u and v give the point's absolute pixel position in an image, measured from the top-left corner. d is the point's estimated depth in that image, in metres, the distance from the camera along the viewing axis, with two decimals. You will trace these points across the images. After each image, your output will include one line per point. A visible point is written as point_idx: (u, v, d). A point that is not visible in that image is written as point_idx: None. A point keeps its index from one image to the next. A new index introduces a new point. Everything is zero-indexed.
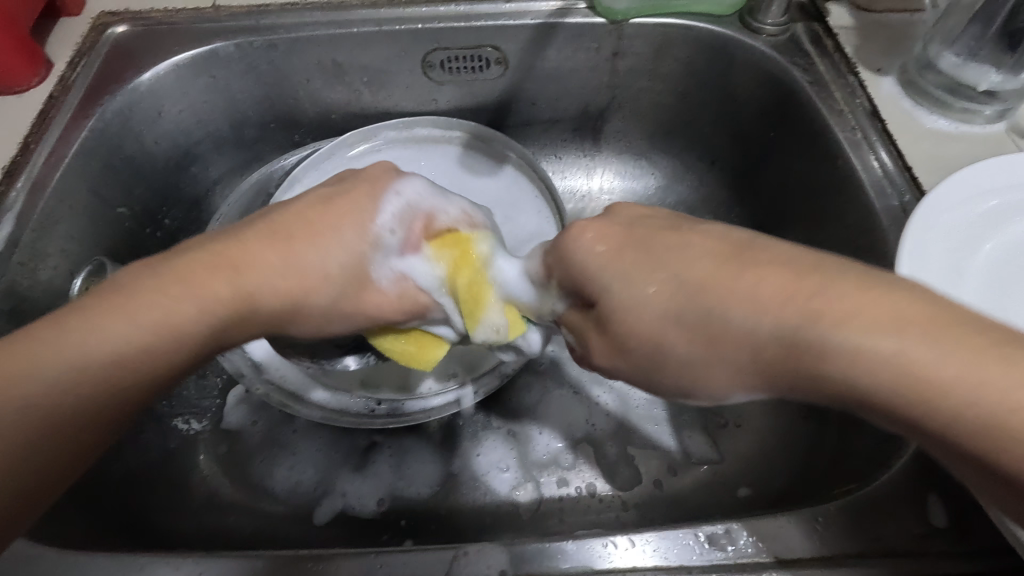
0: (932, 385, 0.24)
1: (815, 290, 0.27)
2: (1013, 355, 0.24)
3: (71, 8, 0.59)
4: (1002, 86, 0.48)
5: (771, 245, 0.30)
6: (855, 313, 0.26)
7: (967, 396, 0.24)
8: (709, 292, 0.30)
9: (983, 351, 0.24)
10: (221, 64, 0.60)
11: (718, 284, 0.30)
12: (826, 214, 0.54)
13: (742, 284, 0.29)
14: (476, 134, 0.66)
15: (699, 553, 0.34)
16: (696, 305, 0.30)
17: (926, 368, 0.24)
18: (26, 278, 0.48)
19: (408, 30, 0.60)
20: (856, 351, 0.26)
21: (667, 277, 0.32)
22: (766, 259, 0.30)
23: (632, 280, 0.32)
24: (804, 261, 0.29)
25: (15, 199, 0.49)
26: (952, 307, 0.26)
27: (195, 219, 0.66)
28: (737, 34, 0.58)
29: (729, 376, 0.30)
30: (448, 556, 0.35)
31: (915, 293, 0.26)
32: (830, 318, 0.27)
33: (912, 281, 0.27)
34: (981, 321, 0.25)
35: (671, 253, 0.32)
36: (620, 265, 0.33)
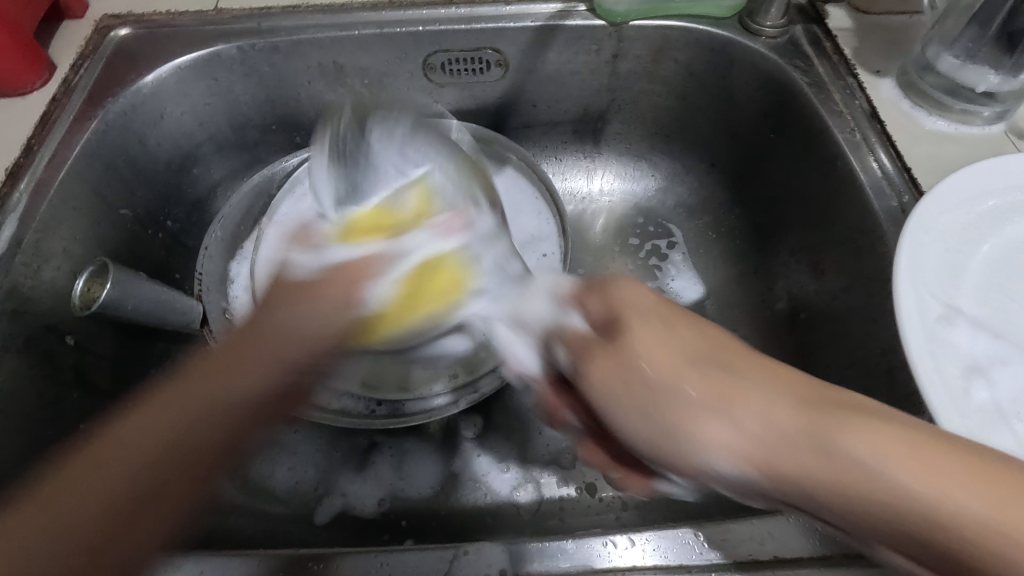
0: (955, 505, 0.24)
1: (806, 432, 0.28)
2: (993, 481, 0.24)
3: (75, 11, 0.59)
4: (1000, 87, 0.48)
5: (767, 375, 0.31)
6: (846, 443, 0.27)
7: (960, 491, 0.24)
8: (716, 422, 0.31)
9: (939, 474, 0.25)
10: (223, 66, 0.60)
11: (717, 411, 0.31)
12: (825, 215, 0.54)
13: (743, 411, 0.30)
14: (476, 136, 0.66)
15: (699, 553, 0.34)
16: (708, 435, 0.31)
17: (937, 488, 0.25)
18: (29, 279, 0.48)
19: (409, 33, 0.60)
20: (868, 480, 0.26)
21: (661, 394, 0.33)
22: (750, 386, 0.31)
23: (632, 383, 0.34)
24: (802, 395, 0.30)
25: (18, 201, 0.49)
26: (907, 446, 0.26)
27: (197, 221, 0.66)
28: (736, 36, 0.58)
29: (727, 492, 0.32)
30: (448, 555, 0.35)
31: (857, 431, 0.27)
32: (860, 444, 0.27)
33: (860, 419, 0.28)
34: (953, 464, 0.25)
35: (642, 376, 0.34)
36: (610, 371, 0.35)
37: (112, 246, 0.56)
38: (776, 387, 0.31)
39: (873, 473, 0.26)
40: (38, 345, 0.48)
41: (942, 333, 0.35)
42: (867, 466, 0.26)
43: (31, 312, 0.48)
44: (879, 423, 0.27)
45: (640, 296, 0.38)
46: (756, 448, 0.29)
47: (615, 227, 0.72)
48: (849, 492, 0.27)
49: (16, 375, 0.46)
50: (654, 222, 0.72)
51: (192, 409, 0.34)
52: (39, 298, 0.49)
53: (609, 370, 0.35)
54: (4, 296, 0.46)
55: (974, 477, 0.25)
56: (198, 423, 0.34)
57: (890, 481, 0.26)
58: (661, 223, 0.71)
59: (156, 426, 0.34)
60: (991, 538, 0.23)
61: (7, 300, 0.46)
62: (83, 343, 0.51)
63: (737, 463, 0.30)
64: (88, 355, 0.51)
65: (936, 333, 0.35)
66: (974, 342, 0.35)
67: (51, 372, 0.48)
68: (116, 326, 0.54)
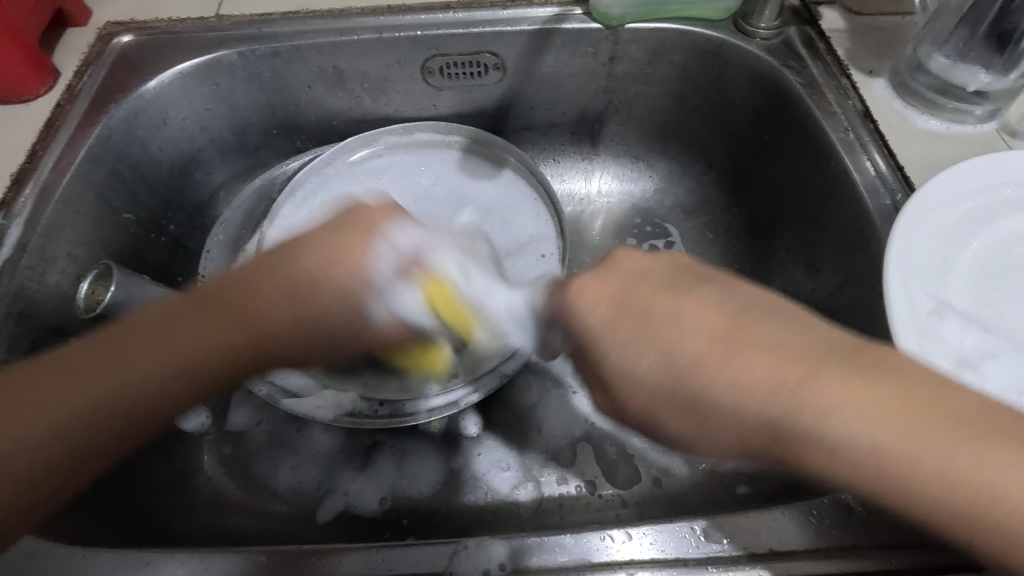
0: (920, 476, 0.26)
1: (812, 392, 0.27)
2: (966, 435, 0.26)
3: (78, 19, 0.60)
4: (991, 86, 0.49)
5: (760, 326, 0.29)
6: (842, 413, 0.27)
7: (937, 457, 0.26)
8: (709, 383, 0.29)
9: (938, 438, 0.26)
10: (224, 71, 0.61)
11: (712, 367, 0.29)
12: (820, 213, 0.54)
13: (738, 373, 0.29)
14: (475, 138, 0.67)
15: (695, 546, 0.34)
16: (692, 396, 0.30)
17: (916, 461, 0.26)
18: (34, 283, 0.49)
19: (408, 37, 0.61)
20: (850, 447, 0.26)
21: (660, 360, 0.30)
22: (758, 345, 0.29)
23: (651, 345, 0.30)
24: (793, 350, 0.28)
25: (23, 205, 0.50)
26: (904, 402, 0.27)
27: (199, 224, 0.67)
28: (731, 38, 0.59)
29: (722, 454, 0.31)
30: (448, 551, 0.35)
31: (872, 393, 0.27)
32: (860, 414, 0.27)
33: (870, 371, 0.27)
34: (941, 411, 0.26)
35: (655, 338, 0.30)
36: (618, 341, 0.31)
37: (115, 249, 0.57)
38: (801, 353, 0.28)
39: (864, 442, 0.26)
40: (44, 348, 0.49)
41: (934, 329, 0.35)
42: (838, 428, 0.27)
43: (37, 314, 0.49)
44: (844, 377, 0.27)
45: (657, 260, 0.34)
46: (761, 402, 0.28)
47: (613, 228, 0.72)
48: (849, 455, 0.27)
49: None
50: (651, 222, 0.72)
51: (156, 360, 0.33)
52: (44, 301, 0.49)
53: (618, 325, 0.32)
54: (10, 299, 0.46)
55: (960, 448, 0.26)
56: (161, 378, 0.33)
57: (903, 445, 0.26)
58: (658, 223, 0.72)
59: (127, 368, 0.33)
60: (932, 480, 0.26)
61: (13, 303, 0.47)
62: None
63: (733, 422, 0.29)
64: None
65: (927, 328, 0.35)
66: (965, 336, 0.35)
67: None
68: None
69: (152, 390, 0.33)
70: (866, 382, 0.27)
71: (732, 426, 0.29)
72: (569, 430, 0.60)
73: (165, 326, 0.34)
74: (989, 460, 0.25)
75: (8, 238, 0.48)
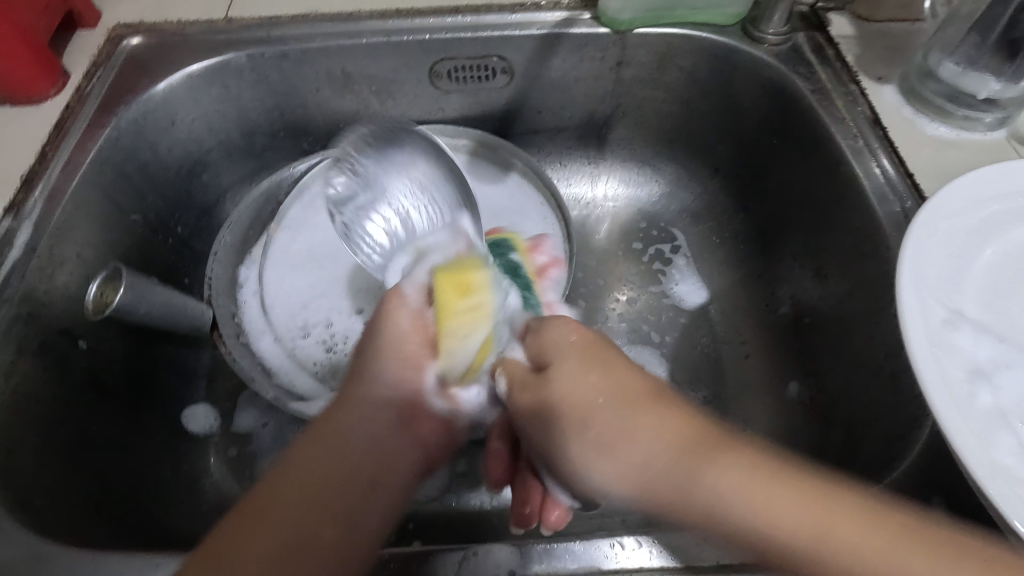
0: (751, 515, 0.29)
1: (706, 482, 0.30)
2: (859, 519, 0.28)
3: (87, 21, 0.61)
4: (1001, 94, 0.49)
5: (682, 410, 0.33)
6: (728, 488, 0.30)
7: (782, 515, 0.29)
8: (644, 459, 0.32)
9: (846, 526, 0.28)
10: (233, 74, 0.61)
11: (625, 444, 0.33)
12: (828, 219, 0.54)
13: (639, 453, 0.32)
14: (482, 142, 0.67)
15: (704, 553, 0.34)
16: (657, 496, 0.32)
17: (825, 532, 0.28)
18: (43, 284, 0.49)
19: (416, 41, 0.61)
20: (727, 510, 0.30)
21: (572, 441, 0.34)
22: (654, 426, 0.33)
23: (556, 425, 0.35)
24: (706, 434, 0.32)
25: (33, 207, 0.50)
26: (796, 496, 0.29)
27: (205, 226, 0.67)
28: (739, 43, 0.59)
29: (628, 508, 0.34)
30: (457, 556, 0.35)
31: (740, 481, 0.30)
32: (710, 481, 0.30)
33: (716, 465, 0.31)
34: (819, 511, 0.28)
35: (571, 421, 0.35)
36: (530, 411, 0.37)
37: (123, 251, 0.57)
38: (688, 448, 0.32)
39: (733, 514, 0.30)
40: (52, 349, 0.48)
41: (946, 336, 0.35)
42: (725, 503, 0.30)
43: (46, 315, 0.48)
44: (758, 457, 0.31)
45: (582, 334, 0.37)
46: (647, 478, 0.32)
47: (619, 232, 0.72)
48: (723, 529, 0.30)
49: (32, 377, 0.46)
50: (657, 227, 0.72)
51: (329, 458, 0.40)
52: (53, 302, 0.49)
53: (534, 410, 0.36)
54: (19, 300, 0.46)
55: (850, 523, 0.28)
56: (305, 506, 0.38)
57: (728, 479, 0.30)
58: (664, 227, 0.72)
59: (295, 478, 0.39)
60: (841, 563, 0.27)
61: (21, 304, 0.47)
62: (96, 348, 0.52)
63: (627, 489, 0.33)
64: (100, 359, 0.52)
65: (941, 337, 0.35)
66: (977, 345, 0.35)
67: (65, 375, 0.49)
68: (127, 330, 0.54)
69: (342, 480, 0.40)
70: (737, 475, 0.30)
71: (616, 488, 0.33)
72: None
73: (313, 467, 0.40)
74: (794, 500, 0.29)
75: (17, 239, 0.48)
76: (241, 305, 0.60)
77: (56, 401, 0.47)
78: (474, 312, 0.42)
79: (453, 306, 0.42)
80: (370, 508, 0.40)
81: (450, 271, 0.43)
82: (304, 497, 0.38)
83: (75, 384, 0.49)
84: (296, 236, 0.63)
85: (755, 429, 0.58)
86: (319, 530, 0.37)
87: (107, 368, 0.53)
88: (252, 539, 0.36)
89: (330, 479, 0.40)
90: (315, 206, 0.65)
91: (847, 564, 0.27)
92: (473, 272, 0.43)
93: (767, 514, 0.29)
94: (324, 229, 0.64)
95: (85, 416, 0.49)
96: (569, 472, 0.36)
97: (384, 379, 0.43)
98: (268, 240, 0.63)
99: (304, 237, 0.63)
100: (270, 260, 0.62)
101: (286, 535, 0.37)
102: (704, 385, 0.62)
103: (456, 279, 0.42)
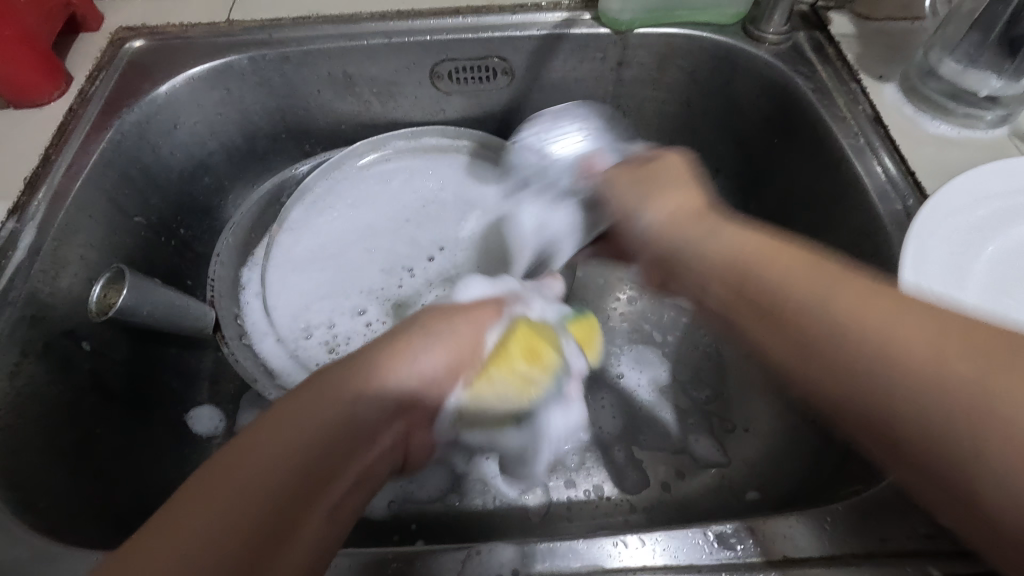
0: (943, 368, 0.26)
1: (853, 297, 0.30)
2: (977, 348, 0.26)
3: (90, 25, 0.61)
4: (1002, 91, 0.49)
5: (828, 259, 0.32)
6: (872, 339, 0.28)
7: (913, 346, 0.27)
8: (760, 271, 0.33)
9: (965, 355, 0.26)
10: (235, 76, 0.61)
11: (764, 266, 0.33)
12: (830, 218, 0.54)
13: (799, 276, 0.32)
14: (483, 143, 0.67)
15: (708, 552, 0.34)
16: (747, 280, 0.34)
17: (889, 339, 0.27)
18: (47, 286, 0.49)
19: (417, 42, 0.61)
20: (879, 339, 0.28)
21: (716, 241, 0.37)
22: (825, 265, 0.32)
23: (671, 253, 0.39)
24: (813, 254, 0.33)
25: (36, 210, 0.50)
26: (982, 353, 0.26)
27: (208, 228, 0.67)
28: (739, 43, 0.59)
29: (806, 384, 0.31)
30: (461, 556, 0.35)
31: (909, 321, 0.28)
32: (865, 313, 0.29)
33: (891, 305, 0.28)
34: (936, 327, 0.27)
35: (707, 237, 0.37)
36: (686, 230, 0.39)
37: (126, 253, 0.57)
38: (808, 271, 0.32)
39: (827, 315, 0.30)
40: (56, 350, 0.48)
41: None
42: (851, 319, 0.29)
43: (49, 317, 0.48)
44: (940, 318, 0.27)
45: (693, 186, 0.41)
46: (738, 262, 0.35)
47: None
48: (872, 400, 0.27)
49: (36, 379, 0.46)
50: None
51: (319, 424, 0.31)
52: (58, 304, 0.49)
53: (631, 182, 0.43)
54: (24, 302, 0.47)
55: (950, 346, 0.26)
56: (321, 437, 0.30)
57: (894, 315, 0.28)
58: None
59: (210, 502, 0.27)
60: (942, 376, 0.26)
61: (26, 306, 0.47)
62: (100, 349, 0.52)
63: (725, 288, 0.35)
64: (104, 360, 0.52)
65: None
66: None
67: (69, 376, 0.49)
68: (130, 332, 0.55)
69: (323, 444, 0.30)
70: (890, 318, 0.28)
71: (776, 349, 0.32)
72: (576, 434, 0.60)
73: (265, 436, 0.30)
74: (950, 341, 0.26)
75: (21, 242, 0.48)
76: (243, 306, 0.60)
77: (60, 402, 0.48)
78: (523, 382, 0.40)
79: (511, 366, 0.39)
80: (368, 464, 0.33)
81: (530, 333, 0.41)
82: (223, 517, 0.27)
83: (79, 385, 0.50)
84: (298, 238, 0.63)
85: (758, 428, 0.58)
86: (321, 478, 0.30)
87: (111, 369, 0.53)
88: (212, 502, 0.27)
89: (332, 427, 0.31)
90: (318, 208, 0.65)
91: (955, 425, 0.25)
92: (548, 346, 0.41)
93: (857, 321, 0.29)
94: (327, 231, 0.64)
95: (89, 417, 0.50)
96: (666, 273, 0.40)
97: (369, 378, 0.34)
98: (269, 242, 0.63)
99: (306, 239, 0.63)
100: (272, 262, 0.62)
101: (261, 489, 0.28)
102: (706, 384, 0.62)
103: (529, 345, 0.40)
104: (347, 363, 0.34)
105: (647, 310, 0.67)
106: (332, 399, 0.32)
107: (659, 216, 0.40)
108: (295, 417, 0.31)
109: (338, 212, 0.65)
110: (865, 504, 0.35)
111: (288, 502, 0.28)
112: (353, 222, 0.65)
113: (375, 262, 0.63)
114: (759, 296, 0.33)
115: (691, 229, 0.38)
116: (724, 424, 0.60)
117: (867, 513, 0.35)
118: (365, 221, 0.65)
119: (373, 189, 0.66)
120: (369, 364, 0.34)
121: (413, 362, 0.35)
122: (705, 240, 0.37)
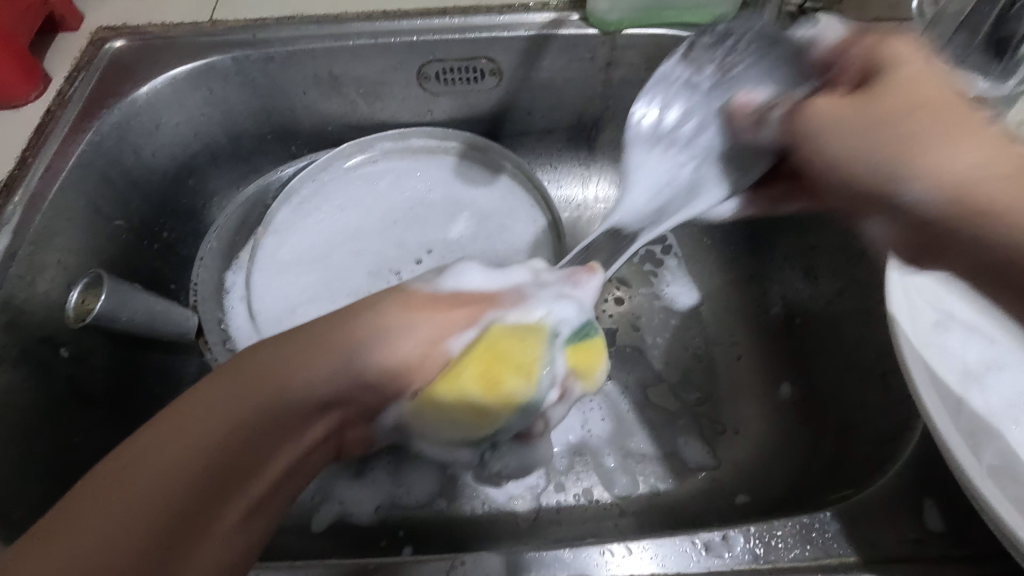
0: (968, 176, 0.37)
1: (965, 148, 0.38)
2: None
3: (71, 24, 0.60)
4: (989, 93, 0.49)
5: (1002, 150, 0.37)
6: (967, 167, 0.37)
7: (961, 160, 0.37)
8: (966, 188, 0.36)
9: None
10: (218, 77, 0.60)
11: (993, 186, 0.36)
12: (820, 220, 0.54)
13: (992, 168, 0.36)
14: (472, 144, 0.67)
15: (696, 560, 0.34)
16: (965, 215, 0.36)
17: None
18: (23, 292, 0.48)
19: (403, 42, 0.60)
20: (958, 166, 0.37)
21: (870, 136, 0.41)
22: (976, 136, 0.38)
23: (892, 151, 0.40)
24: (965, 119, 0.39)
25: (11, 213, 0.49)
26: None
27: (192, 231, 0.66)
28: (728, 44, 0.59)
29: (887, 225, 0.42)
30: (444, 567, 0.34)
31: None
32: None
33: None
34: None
35: (908, 124, 0.40)
36: (855, 119, 0.42)
37: (107, 257, 0.56)
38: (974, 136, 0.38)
39: None
40: (32, 357, 0.47)
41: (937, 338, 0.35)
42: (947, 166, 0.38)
43: (25, 323, 0.47)
44: None
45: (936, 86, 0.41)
46: (980, 180, 0.36)
47: None
48: (976, 159, 0.37)
49: (10, 386, 0.45)
50: None
51: (291, 381, 0.34)
52: (33, 310, 0.48)
53: (846, 110, 0.43)
54: None
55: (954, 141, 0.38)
56: (290, 390, 0.34)
57: (943, 146, 0.38)
58: None
59: (184, 431, 0.31)
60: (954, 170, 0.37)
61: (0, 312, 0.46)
62: (78, 355, 0.51)
63: (937, 189, 0.37)
64: (83, 366, 0.51)
65: (929, 337, 0.35)
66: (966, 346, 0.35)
67: (44, 383, 0.48)
68: (108, 339, 0.53)
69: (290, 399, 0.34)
70: None
71: (942, 177, 0.38)
72: (566, 436, 0.60)
73: (244, 380, 0.33)
74: None
75: None
76: (227, 311, 0.59)
77: (35, 410, 0.47)
78: (476, 398, 0.37)
79: (475, 379, 0.36)
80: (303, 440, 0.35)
81: (497, 349, 0.37)
82: (193, 450, 0.30)
83: (55, 392, 0.49)
84: (283, 240, 0.62)
85: (747, 431, 0.58)
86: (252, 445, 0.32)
87: (90, 375, 0.52)
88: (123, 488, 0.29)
89: (245, 431, 0.32)
90: (305, 210, 0.64)
91: None
92: (526, 357, 0.37)
93: None
94: (313, 233, 0.63)
95: (65, 426, 0.49)
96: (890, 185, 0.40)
97: (325, 358, 0.34)
98: (254, 244, 0.62)
99: (292, 241, 0.62)
100: (257, 265, 0.61)
101: (194, 450, 0.31)
102: (696, 386, 0.62)
103: (488, 359, 0.36)
104: (276, 357, 0.34)
105: (636, 311, 0.67)
106: (250, 397, 0.33)
107: (931, 189, 0.38)
108: (208, 411, 0.32)
109: (325, 215, 0.64)
110: (852, 508, 0.35)
111: (194, 499, 0.30)
112: (340, 224, 0.64)
113: (361, 265, 0.62)
114: (959, 130, 0.38)
115: (846, 129, 0.43)
116: (713, 427, 0.59)
117: (855, 518, 0.34)
118: (352, 223, 0.64)
119: (360, 191, 0.66)
120: (297, 361, 0.34)
121: (347, 364, 0.35)
122: (921, 159, 0.38)
